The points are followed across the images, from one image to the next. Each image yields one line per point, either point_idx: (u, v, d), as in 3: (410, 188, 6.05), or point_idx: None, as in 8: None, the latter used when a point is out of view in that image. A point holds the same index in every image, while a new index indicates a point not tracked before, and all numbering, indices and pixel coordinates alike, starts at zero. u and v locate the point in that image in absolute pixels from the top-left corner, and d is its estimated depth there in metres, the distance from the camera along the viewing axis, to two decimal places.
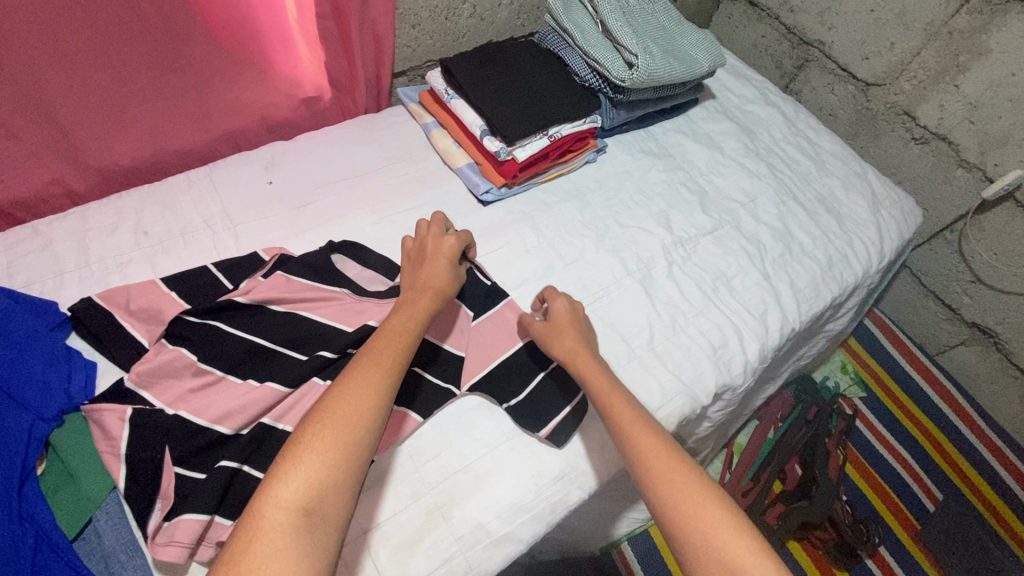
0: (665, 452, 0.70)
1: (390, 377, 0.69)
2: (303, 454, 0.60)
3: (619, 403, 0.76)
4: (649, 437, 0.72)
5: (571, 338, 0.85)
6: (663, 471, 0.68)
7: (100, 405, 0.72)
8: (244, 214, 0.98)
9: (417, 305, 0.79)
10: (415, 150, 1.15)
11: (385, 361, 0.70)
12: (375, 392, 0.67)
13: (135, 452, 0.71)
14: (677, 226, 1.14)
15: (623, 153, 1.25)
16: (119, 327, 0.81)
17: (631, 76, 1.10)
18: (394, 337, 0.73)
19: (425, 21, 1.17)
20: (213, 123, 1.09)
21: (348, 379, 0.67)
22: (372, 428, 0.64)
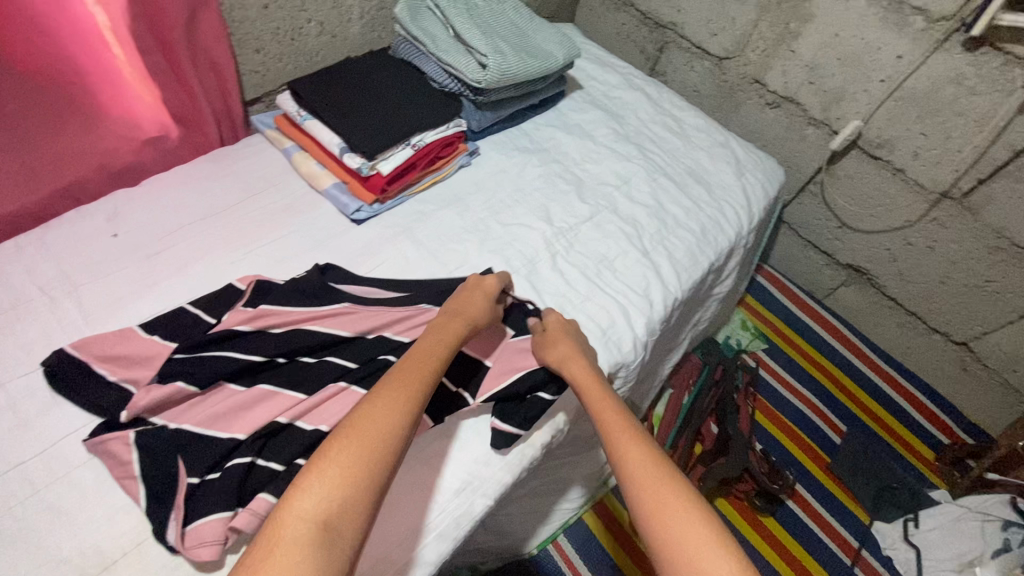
0: (651, 462, 0.69)
1: (415, 401, 0.70)
2: (329, 467, 0.61)
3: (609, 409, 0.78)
4: (633, 445, 0.71)
5: (565, 341, 0.88)
6: (645, 480, 0.66)
7: (105, 437, 0.73)
8: (87, 273, 0.90)
9: (451, 332, 0.83)
10: (279, 177, 1.10)
11: (410, 383, 0.72)
12: (399, 413, 0.68)
13: (151, 469, 0.72)
14: (556, 217, 1.16)
15: (497, 153, 1.26)
16: (92, 370, 0.79)
17: (485, 76, 1.11)
18: (424, 366, 0.76)
19: (268, 44, 1.13)
20: (42, 180, 0.98)
21: (379, 401, 0.69)
22: (393, 446, 0.65)
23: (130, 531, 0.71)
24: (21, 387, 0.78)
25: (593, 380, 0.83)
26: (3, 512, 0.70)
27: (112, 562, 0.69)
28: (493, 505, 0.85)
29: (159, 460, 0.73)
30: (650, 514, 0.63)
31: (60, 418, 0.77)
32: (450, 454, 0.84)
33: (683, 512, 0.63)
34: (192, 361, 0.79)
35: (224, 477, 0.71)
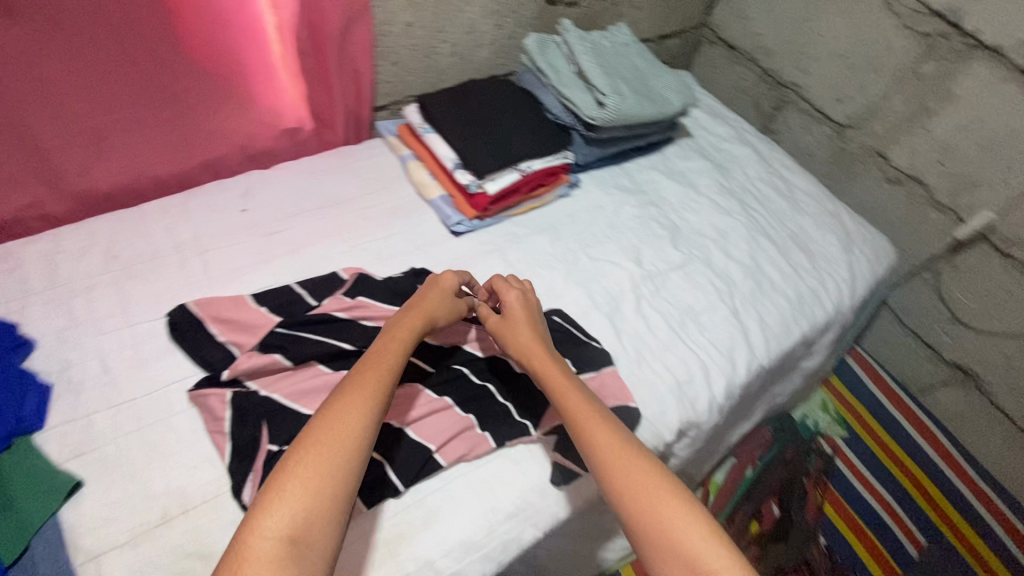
0: (625, 454, 0.71)
1: (375, 399, 0.70)
2: (289, 481, 0.61)
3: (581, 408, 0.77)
4: (608, 441, 0.72)
5: (525, 331, 0.86)
6: (627, 475, 0.69)
7: (205, 390, 0.80)
8: (215, 240, 1.00)
9: (410, 325, 0.81)
10: (391, 181, 1.17)
11: (369, 386, 0.71)
12: (361, 413, 0.68)
13: (238, 430, 0.78)
14: (647, 260, 1.15)
15: (597, 189, 1.27)
16: (204, 326, 0.87)
17: (601, 115, 1.14)
18: (382, 361, 0.75)
19: (405, 58, 1.21)
20: (193, 152, 1.11)
21: (337, 404, 0.68)
22: (357, 448, 0.66)
23: (210, 483, 0.76)
24: (145, 331, 0.87)
25: (557, 375, 0.81)
26: (111, 441, 0.77)
27: (191, 507, 0.74)
28: (541, 536, 0.84)
29: (245, 423, 0.79)
30: (634, 508, 0.67)
31: (168, 366, 0.85)
32: (509, 476, 0.84)
33: (668, 500, 0.66)
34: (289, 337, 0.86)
35: None
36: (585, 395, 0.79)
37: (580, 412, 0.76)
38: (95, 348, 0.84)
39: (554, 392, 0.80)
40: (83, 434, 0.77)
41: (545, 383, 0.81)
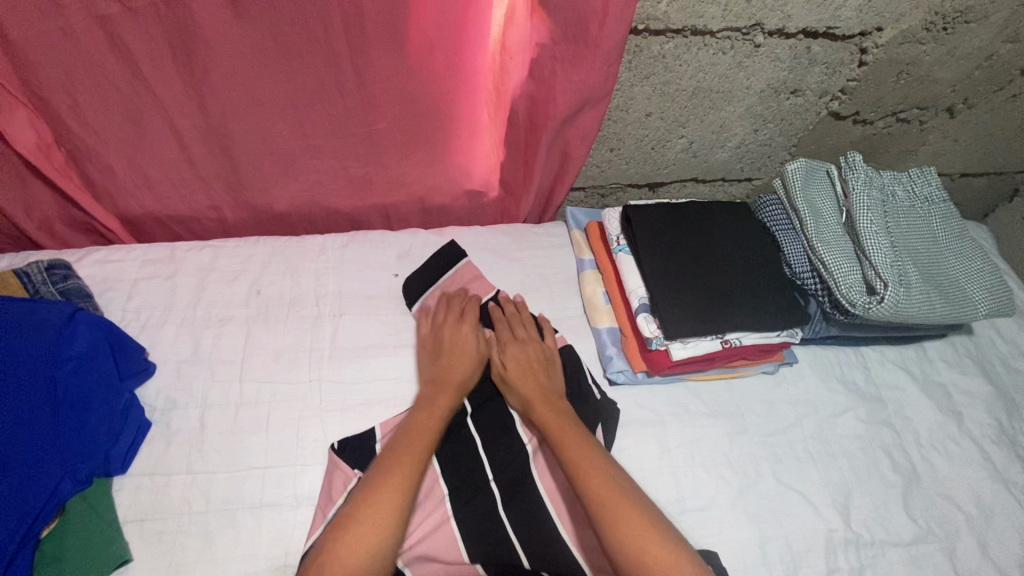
0: (617, 493, 0.68)
1: (419, 466, 0.69)
2: (336, 562, 0.60)
3: (570, 445, 0.72)
4: (601, 479, 0.69)
5: (530, 385, 0.80)
6: (622, 519, 0.65)
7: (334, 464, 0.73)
8: (356, 303, 0.90)
9: (447, 386, 0.79)
10: (558, 285, 0.98)
11: (410, 455, 0.69)
12: (401, 486, 0.66)
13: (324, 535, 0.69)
14: (856, 515, 0.82)
15: (814, 376, 0.95)
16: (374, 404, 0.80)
17: (866, 304, 0.81)
18: (429, 423, 0.74)
19: (627, 147, 1.00)
20: (370, 191, 1.03)
21: (382, 473, 0.67)
22: (399, 525, 0.64)
23: None
24: (252, 393, 0.80)
25: (558, 415, 0.76)
26: (174, 516, 0.70)
27: None
28: None
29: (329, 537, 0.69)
30: (631, 552, 0.63)
31: (255, 446, 0.76)
32: None
33: (663, 548, 0.64)
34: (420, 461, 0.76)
35: None
36: (578, 432, 0.74)
37: (575, 452, 0.72)
38: (201, 395, 0.79)
39: (550, 425, 0.75)
40: (154, 496, 0.71)
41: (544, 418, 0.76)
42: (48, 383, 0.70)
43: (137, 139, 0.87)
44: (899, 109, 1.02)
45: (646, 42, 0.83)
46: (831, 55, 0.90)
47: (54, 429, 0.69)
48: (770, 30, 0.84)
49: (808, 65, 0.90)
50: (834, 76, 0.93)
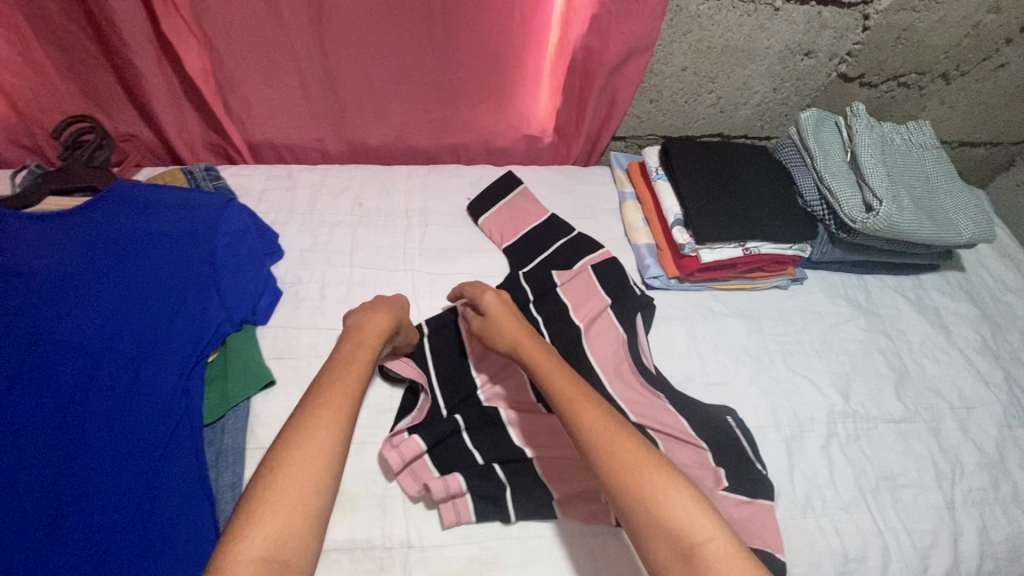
0: (609, 426, 0.67)
1: (347, 411, 0.64)
2: (267, 507, 0.55)
3: (561, 383, 0.72)
4: (592, 413, 0.68)
5: (513, 325, 0.82)
6: (610, 446, 0.65)
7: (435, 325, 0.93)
8: (438, 217, 1.10)
9: (363, 344, 0.75)
10: (603, 213, 1.16)
11: (340, 395, 0.65)
12: (333, 421, 0.63)
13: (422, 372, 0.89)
14: (854, 397, 0.98)
15: (822, 293, 1.11)
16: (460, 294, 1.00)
17: (865, 219, 0.98)
18: (356, 370, 0.70)
19: (664, 98, 1.19)
20: (446, 133, 1.22)
21: (305, 419, 0.62)
22: (335, 461, 0.60)
23: (360, 430, 0.84)
24: (360, 275, 0.99)
25: (545, 357, 0.76)
26: (305, 357, 0.90)
27: None
28: None
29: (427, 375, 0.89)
30: (623, 479, 0.63)
31: None
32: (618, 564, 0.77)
33: (652, 469, 0.63)
34: None
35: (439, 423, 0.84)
36: (564, 369, 0.74)
37: (568, 394, 0.71)
38: (320, 275, 0.99)
39: (539, 370, 0.75)
40: (289, 342, 0.91)
41: (532, 364, 0.76)
42: (210, 246, 0.91)
43: (269, 76, 1.08)
44: (899, 72, 1.19)
45: (685, 4, 1.02)
46: (839, 21, 1.08)
47: (216, 283, 0.89)
48: None
49: (819, 28, 1.08)
50: (841, 40, 1.11)
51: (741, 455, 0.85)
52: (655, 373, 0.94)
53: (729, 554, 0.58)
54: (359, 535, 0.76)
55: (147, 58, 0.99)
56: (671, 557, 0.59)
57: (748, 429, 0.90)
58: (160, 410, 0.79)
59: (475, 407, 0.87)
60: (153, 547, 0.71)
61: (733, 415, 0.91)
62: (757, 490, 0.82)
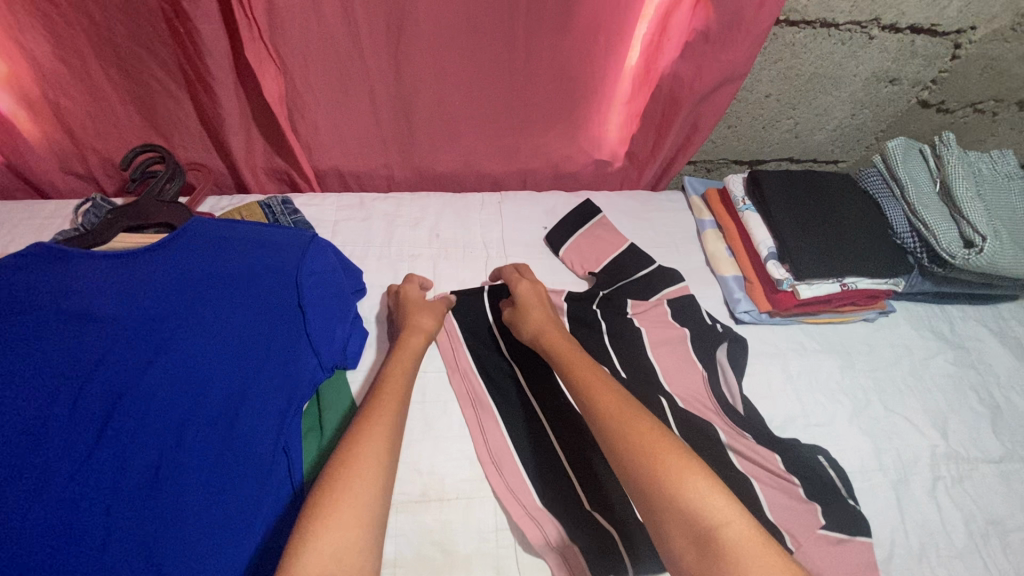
0: (625, 410, 0.68)
1: (390, 423, 0.68)
2: (327, 510, 0.56)
3: (582, 375, 0.75)
4: (608, 397, 0.70)
5: (539, 312, 0.88)
6: (630, 429, 0.65)
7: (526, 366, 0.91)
8: (517, 248, 1.06)
9: (405, 364, 0.80)
10: (682, 242, 1.13)
11: (381, 411, 0.69)
12: (378, 435, 0.66)
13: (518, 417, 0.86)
14: (953, 435, 0.96)
15: (907, 326, 1.09)
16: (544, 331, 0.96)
17: (965, 256, 0.95)
18: (399, 388, 0.74)
19: (742, 124, 1.16)
20: (515, 158, 1.18)
21: (360, 427, 0.67)
22: (384, 477, 0.62)
23: (466, 485, 0.80)
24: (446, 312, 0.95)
25: (566, 343, 0.83)
26: None
27: (447, 497, 0.79)
28: None
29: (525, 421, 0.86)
30: (634, 458, 0.62)
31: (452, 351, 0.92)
32: None
33: (667, 448, 0.62)
34: None
35: (546, 470, 0.82)
36: (585, 359, 0.79)
37: (591, 384, 0.74)
38: None
39: (562, 364, 0.79)
40: None
41: (558, 356, 0.81)
42: (297, 287, 0.86)
43: (340, 102, 1.02)
44: (978, 100, 1.17)
45: (782, 31, 0.99)
46: (930, 49, 1.05)
47: (306, 325, 0.85)
48: (885, 25, 1.00)
49: (909, 56, 1.06)
50: (928, 68, 1.09)
51: (833, 492, 0.84)
52: (745, 412, 0.91)
53: (754, 535, 0.54)
54: None
55: (220, 84, 0.93)
56: (687, 543, 0.55)
57: (842, 469, 0.88)
58: (264, 465, 0.76)
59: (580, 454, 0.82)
60: None
61: (824, 453, 0.88)
62: (855, 527, 0.80)
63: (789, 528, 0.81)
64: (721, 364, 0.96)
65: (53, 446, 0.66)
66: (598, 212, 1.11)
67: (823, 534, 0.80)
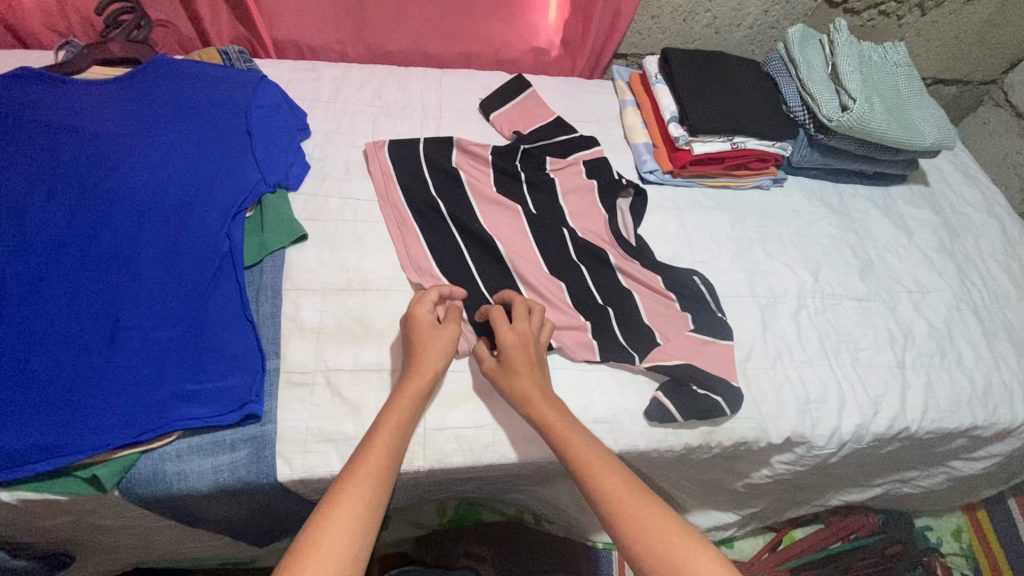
0: (635, 495, 0.65)
1: (371, 512, 0.61)
2: None
3: (581, 446, 0.71)
4: (610, 478, 0.67)
5: (528, 375, 0.79)
6: (642, 517, 0.63)
7: (446, 198, 1.04)
8: (452, 112, 1.19)
9: (397, 423, 0.71)
10: (605, 118, 1.26)
11: (356, 494, 0.62)
12: (350, 526, 0.59)
13: (434, 237, 0.99)
14: (823, 277, 1.10)
15: (800, 195, 1.22)
16: (462, 170, 1.07)
17: (840, 118, 1.09)
18: (389, 443, 0.69)
19: (664, 15, 1.28)
20: (459, 41, 1.30)
21: (323, 517, 0.59)
22: None
23: (385, 280, 0.94)
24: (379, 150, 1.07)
25: (559, 413, 0.75)
26: (335, 220, 0.99)
27: (366, 289, 0.92)
28: (618, 455, 0.87)
29: (441, 238, 0.99)
30: (648, 541, 0.61)
31: (378, 180, 1.03)
32: (609, 388, 0.89)
33: (685, 541, 0.61)
34: (504, 205, 1.05)
35: (456, 274, 0.95)
36: (583, 436, 0.73)
37: (587, 457, 0.70)
38: (346, 154, 1.08)
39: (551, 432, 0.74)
40: (319, 207, 1.00)
41: (546, 424, 0.74)
42: (245, 119, 1.00)
43: None
44: (879, 0, 1.30)
45: None
46: None
47: (253, 148, 0.98)
48: None
49: None
50: None
51: (702, 304, 0.98)
52: (636, 243, 1.04)
53: None
54: (385, 360, 0.86)
55: None
56: None
57: (715, 291, 1.02)
58: (208, 247, 0.88)
59: (485, 265, 0.97)
60: (201, 354, 0.79)
61: (699, 274, 1.02)
62: (713, 332, 0.95)
63: (659, 327, 0.95)
64: (621, 210, 1.10)
65: (30, 219, 0.82)
66: (528, 85, 1.23)
67: (687, 332, 0.94)
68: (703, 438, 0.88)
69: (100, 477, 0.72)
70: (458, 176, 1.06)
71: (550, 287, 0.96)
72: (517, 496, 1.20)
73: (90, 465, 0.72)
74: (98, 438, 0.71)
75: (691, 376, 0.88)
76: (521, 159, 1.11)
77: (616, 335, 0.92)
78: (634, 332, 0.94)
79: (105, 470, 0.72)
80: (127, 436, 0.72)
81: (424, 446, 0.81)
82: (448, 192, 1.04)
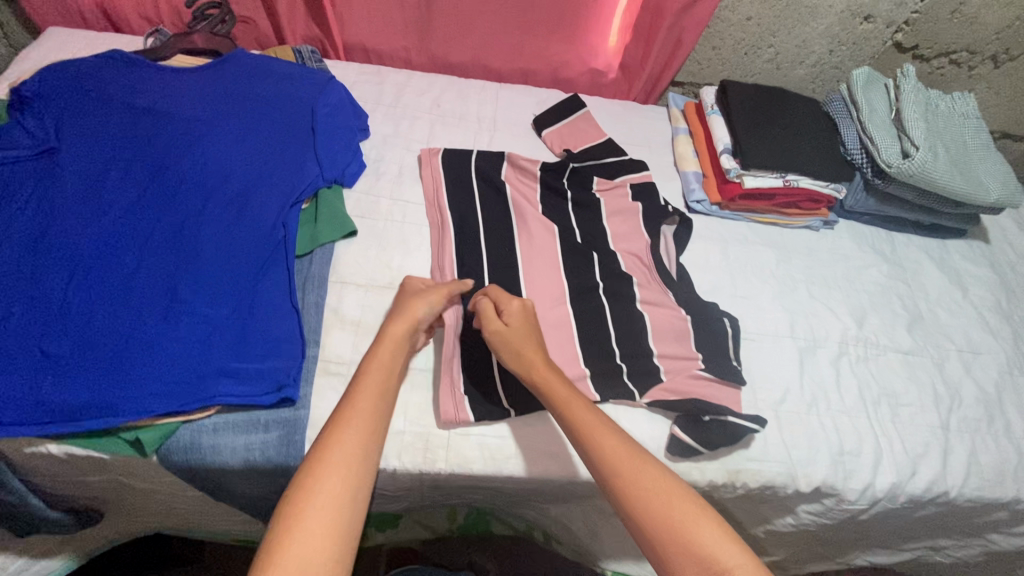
0: (634, 460, 0.68)
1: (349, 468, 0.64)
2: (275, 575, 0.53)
3: (583, 417, 0.73)
4: (615, 447, 0.69)
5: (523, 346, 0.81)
6: (639, 479, 0.66)
7: (493, 208, 1.05)
8: (506, 125, 1.21)
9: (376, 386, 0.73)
10: (656, 144, 1.26)
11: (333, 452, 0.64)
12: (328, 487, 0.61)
13: (477, 246, 1.00)
14: (868, 326, 1.06)
15: (851, 239, 1.19)
16: (510, 182, 1.09)
17: (900, 164, 1.06)
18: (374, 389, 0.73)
19: (726, 48, 1.29)
20: (519, 58, 1.33)
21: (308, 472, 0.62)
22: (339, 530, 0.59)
23: None
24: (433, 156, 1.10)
25: (561, 386, 0.77)
26: (384, 219, 1.02)
27: None
28: None
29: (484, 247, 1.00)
30: (646, 502, 0.64)
31: (429, 186, 1.06)
32: (636, 415, 0.89)
33: (681, 502, 0.64)
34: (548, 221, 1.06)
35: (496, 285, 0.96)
36: (584, 403, 0.75)
37: (588, 422, 0.72)
38: (401, 157, 1.11)
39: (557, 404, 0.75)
40: (370, 206, 1.03)
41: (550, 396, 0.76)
42: (311, 115, 1.05)
43: None
44: (951, 49, 1.27)
45: None
46: None
47: (316, 143, 1.02)
48: None
49: None
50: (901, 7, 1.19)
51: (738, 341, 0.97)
52: (676, 273, 1.04)
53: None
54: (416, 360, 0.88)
55: None
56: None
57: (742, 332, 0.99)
58: (266, 233, 0.92)
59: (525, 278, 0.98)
60: (247, 334, 0.83)
61: (728, 317, 0.99)
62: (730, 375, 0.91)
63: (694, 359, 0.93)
64: (665, 237, 1.09)
65: (108, 191, 0.88)
66: (583, 106, 1.24)
67: (722, 366, 0.93)
68: (728, 476, 0.87)
69: (143, 441, 0.75)
70: (505, 190, 1.07)
71: (587, 307, 0.96)
72: (529, 513, 1.19)
73: (136, 429, 0.75)
74: (146, 402, 0.74)
75: (700, 409, 0.85)
76: (570, 177, 1.12)
77: (649, 361, 0.92)
78: (667, 361, 0.92)
79: (148, 435, 0.75)
80: (172, 405, 0.75)
81: (448, 449, 0.82)
82: (495, 204, 1.06)
